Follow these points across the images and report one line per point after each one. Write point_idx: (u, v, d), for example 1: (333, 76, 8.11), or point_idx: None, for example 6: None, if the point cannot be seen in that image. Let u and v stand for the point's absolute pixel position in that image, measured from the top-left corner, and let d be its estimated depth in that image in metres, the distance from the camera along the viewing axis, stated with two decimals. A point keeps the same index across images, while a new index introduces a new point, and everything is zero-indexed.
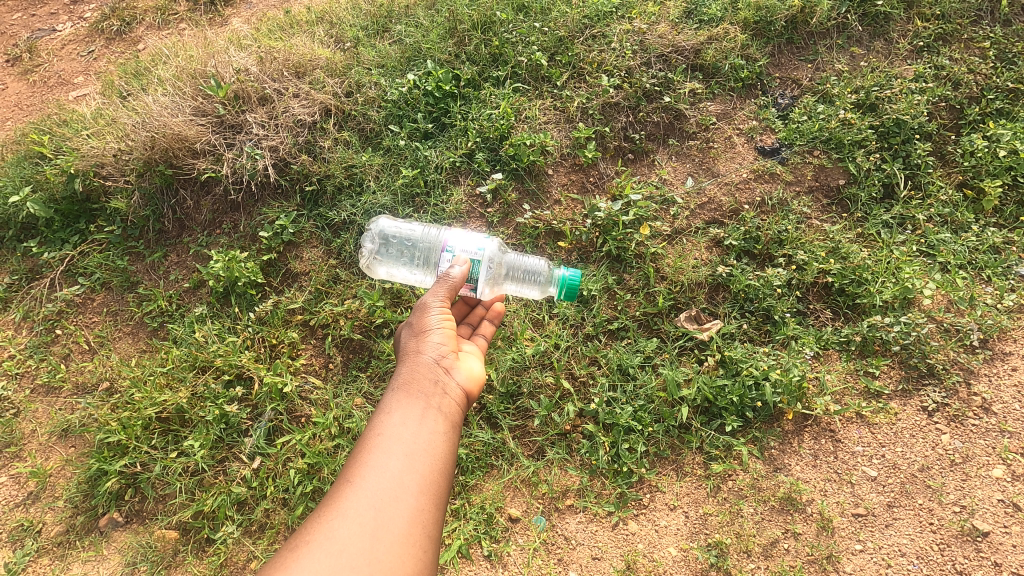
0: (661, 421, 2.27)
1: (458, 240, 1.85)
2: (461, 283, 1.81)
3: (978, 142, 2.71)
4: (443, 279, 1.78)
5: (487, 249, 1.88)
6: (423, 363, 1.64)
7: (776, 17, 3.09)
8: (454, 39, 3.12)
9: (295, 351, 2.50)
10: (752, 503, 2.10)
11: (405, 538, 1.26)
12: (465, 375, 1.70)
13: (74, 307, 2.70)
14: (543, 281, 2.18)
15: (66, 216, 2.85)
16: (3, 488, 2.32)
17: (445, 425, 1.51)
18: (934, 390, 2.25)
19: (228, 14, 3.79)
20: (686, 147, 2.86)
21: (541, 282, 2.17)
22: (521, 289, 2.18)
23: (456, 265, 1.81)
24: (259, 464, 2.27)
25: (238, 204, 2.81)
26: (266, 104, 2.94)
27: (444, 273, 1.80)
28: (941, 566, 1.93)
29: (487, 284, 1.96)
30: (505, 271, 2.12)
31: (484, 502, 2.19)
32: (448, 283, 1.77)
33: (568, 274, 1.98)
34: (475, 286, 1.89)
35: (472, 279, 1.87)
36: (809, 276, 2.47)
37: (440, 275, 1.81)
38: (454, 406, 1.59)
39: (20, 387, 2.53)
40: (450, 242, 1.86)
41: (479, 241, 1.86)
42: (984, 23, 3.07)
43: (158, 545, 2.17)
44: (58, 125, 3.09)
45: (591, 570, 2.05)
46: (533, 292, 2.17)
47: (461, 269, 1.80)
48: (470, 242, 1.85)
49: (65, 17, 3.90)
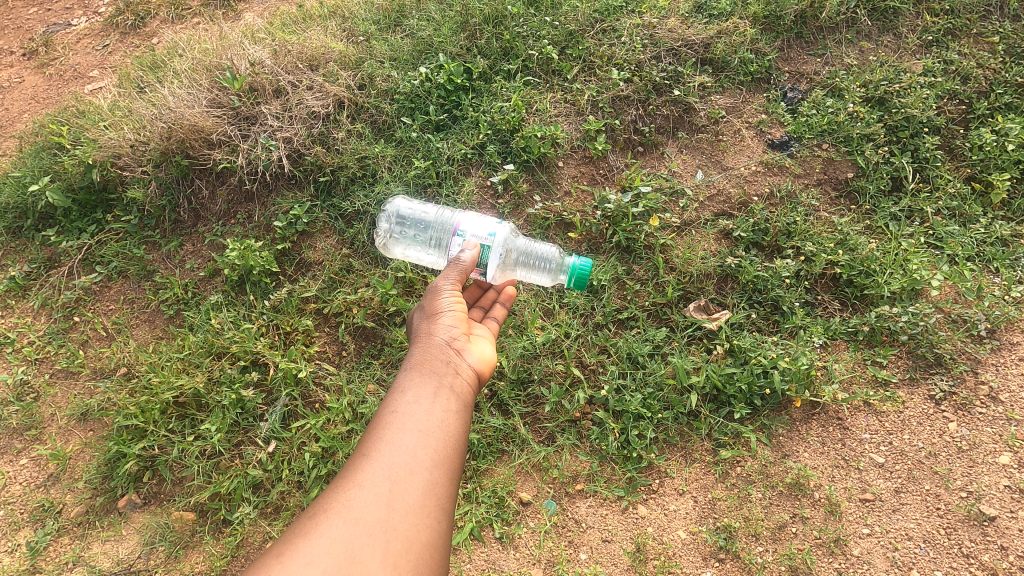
0: (669, 408, 2.30)
1: (470, 224, 1.88)
2: (472, 266, 1.85)
3: (987, 136, 2.72)
4: (456, 263, 1.83)
5: (499, 235, 1.90)
6: (435, 344, 1.65)
7: (785, 11, 3.12)
8: (465, 33, 3.16)
9: (309, 339, 2.54)
10: (760, 488, 2.13)
11: (419, 510, 1.25)
12: (476, 357, 1.70)
13: (92, 295, 2.75)
14: (554, 268, 2.21)
15: (83, 206, 2.90)
16: (24, 470, 2.36)
17: (457, 404, 1.51)
18: (941, 378, 2.27)
19: (241, 9, 3.84)
20: (695, 140, 2.89)
21: (552, 269, 2.20)
22: (535, 271, 2.20)
23: (466, 249, 1.85)
24: (274, 448, 2.32)
25: (253, 195, 2.85)
26: (281, 96, 2.98)
27: (454, 258, 1.85)
28: (948, 549, 1.95)
29: (499, 269, 1.97)
30: (516, 257, 2.15)
31: (495, 486, 2.22)
32: (459, 266, 1.81)
33: (577, 263, 1.99)
34: (485, 271, 1.91)
35: (482, 264, 1.89)
36: (818, 267, 2.48)
37: (451, 260, 1.85)
38: (466, 385, 1.59)
39: (39, 372, 2.57)
40: (462, 226, 1.90)
41: (491, 227, 1.88)
42: (993, 18, 3.09)
43: (176, 526, 2.22)
44: (75, 116, 3.14)
45: (601, 552, 2.08)
46: (546, 277, 2.19)
47: (472, 253, 1.84)
48: (481, 227, 1.87)
49: (80, 12, 3.95)
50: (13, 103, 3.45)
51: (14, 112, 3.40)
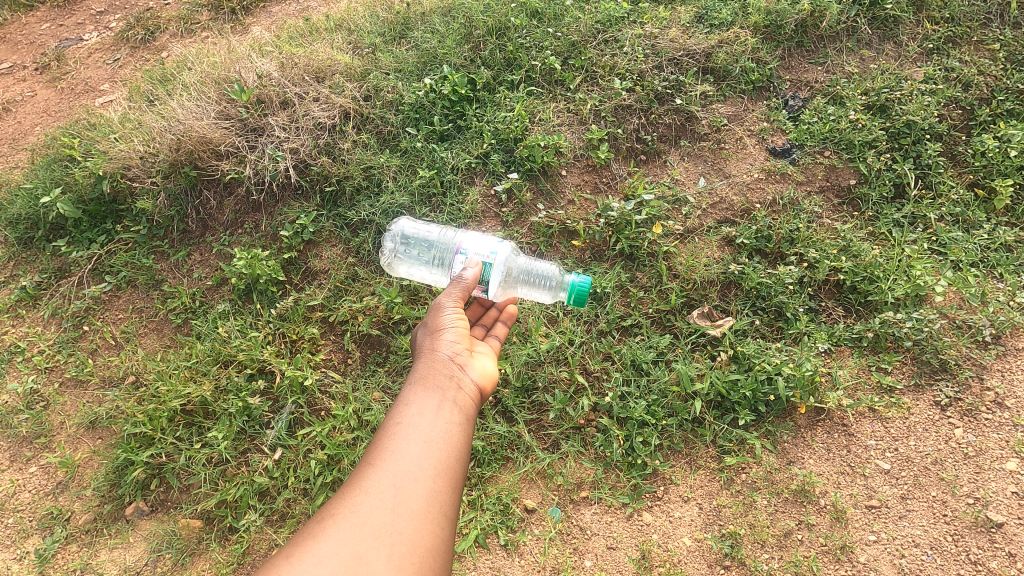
0: (674, 415, 2.30)
1: (472, 243, 1.91)
2: (474, 284, 1.86)
3: (989, 143, 2.73)
4: (459, 281, 1.84)
5: (500, 253, 1.92)
6: (438, 359, 1.66)
7: (786, 21, 3.16)
8: (469, 44, 3.23)
9: (314, 347, 2.55)
10: (765, 495, 2.12)
11: (424, 515, 1.27)
12: (479, 371, 1.70)
13: (101, 305, 2.78)
14: (554, 286, 2.22)
15: (94, 217, 2.95)
16: (33, 478, 2.38)
17: (460, 417, 1.52)
18: (946, 385, 2.27)
19: (249, 23, 3.93)
20: (697, 148, 2.91)
21: (553, 287, 2.21)
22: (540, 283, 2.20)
23: (468, 267, 1.87)
24: (280, 455, 2.33)
25: (259, 204, 2.88)
26: (288, 108, 3.03)
27: (457, 276, 1.86)
28: (955, 557, 1.94)
29: (500, 286, 1.99)
30: (518, 275, 2.16)
31: (500, 493, 2.23)
32: (461, 284, 1.82)
33: (577, 280, 1.99)
34: (487, 289, 1.93)
35: (484, 282, 1.91)
36: (820, 274, 2.50)
37: (453, 278, 1.86)
38: (469, 400, 1.60)
39: (49, 381, 2.60)
40: (464, 245, 1.92)
41: (493, 245, 1.90)
42: (993, 25, 3.12)
43: (182, 533, 2.22)
44: (86, 129, 3.20)
45: (606, 559, 2.07)
46: (551, 291, 2.20)
47: (474, 271, 1.86)
48: (483, 246, 1.90)
49: (91, 27, 4.04)
50: (25, 116, 3.50)
51: (26, 125, 3.45)
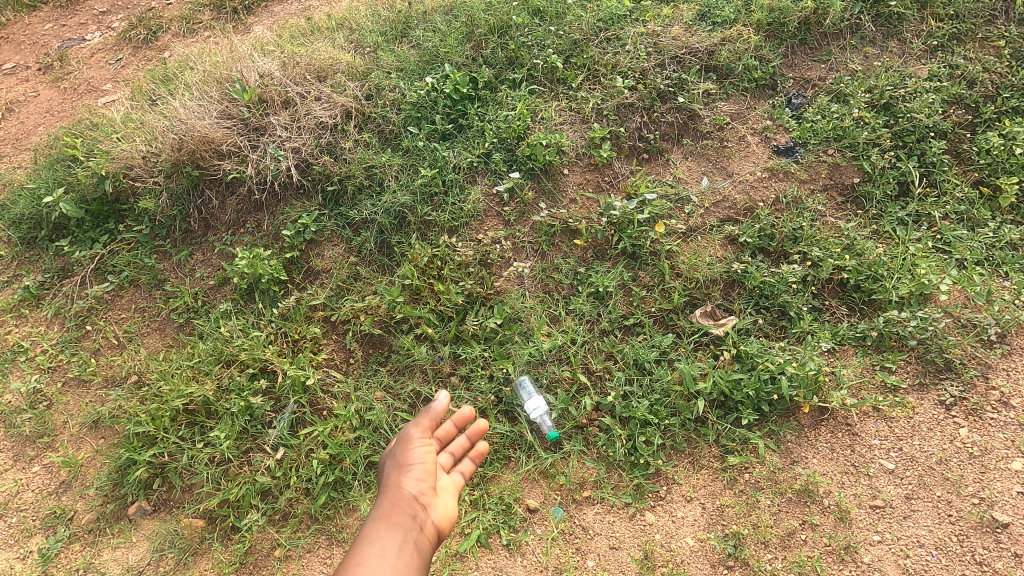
0: (677, 414, 2.29)
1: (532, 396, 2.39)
2: (442, 412, 2.02)
3: (994, 140, 2.71)
4: (427, 411, 2.01)
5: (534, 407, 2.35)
6: (403, 496, 1.81)
7: (789, 18, 3.14)
8: (471, 43, 3.23)
9: (316, 346, 2.54)
10: (768, 495, 2.12)
11: None
12: (441, 512, 1.84)
13: (103, 304, 2.79)
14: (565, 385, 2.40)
15: (96, 217, 2.95)
16: (36, 477, 2.38)
17: (417, 562, 1.68)
18: (952, 384, 2.26)
19: (251, 23, 3.93)
20: (700, 147, 2.90)
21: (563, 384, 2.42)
22: (546, 415, 2.33)
23: (437, 396, 2.03)
24: (282, 454, 2.32)
25: (261, 204, 2.88)
26: (289, 107, 3.03)
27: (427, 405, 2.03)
28: (960, 557, 1.92)
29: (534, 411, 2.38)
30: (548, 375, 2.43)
31: (502, 492, 2.22)
32: (430, 415, 2.00)
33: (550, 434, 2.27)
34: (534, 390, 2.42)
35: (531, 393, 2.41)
36: (824, 273, 2.48)
37: (424, 409, 2.03)
38: (428, 542, 1.75)
39: (52, 381, 2.60)
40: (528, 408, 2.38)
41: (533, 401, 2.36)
42: (998, 22, 3.09)
43: (184, 533, 2.22)
44: (89, 129, 3.20)
45: (609, 559, 2.07)
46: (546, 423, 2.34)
47: (443, 400, 2.03)
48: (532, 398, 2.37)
49: (93, 28, 4.05)
50: (28, 116, 3.51)
51: (28, 125, 3.46)
